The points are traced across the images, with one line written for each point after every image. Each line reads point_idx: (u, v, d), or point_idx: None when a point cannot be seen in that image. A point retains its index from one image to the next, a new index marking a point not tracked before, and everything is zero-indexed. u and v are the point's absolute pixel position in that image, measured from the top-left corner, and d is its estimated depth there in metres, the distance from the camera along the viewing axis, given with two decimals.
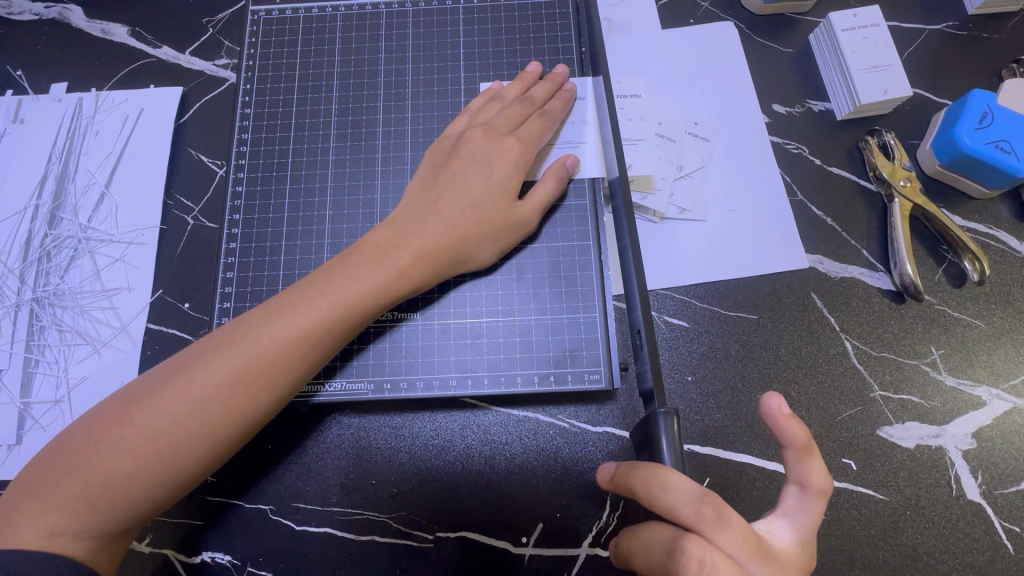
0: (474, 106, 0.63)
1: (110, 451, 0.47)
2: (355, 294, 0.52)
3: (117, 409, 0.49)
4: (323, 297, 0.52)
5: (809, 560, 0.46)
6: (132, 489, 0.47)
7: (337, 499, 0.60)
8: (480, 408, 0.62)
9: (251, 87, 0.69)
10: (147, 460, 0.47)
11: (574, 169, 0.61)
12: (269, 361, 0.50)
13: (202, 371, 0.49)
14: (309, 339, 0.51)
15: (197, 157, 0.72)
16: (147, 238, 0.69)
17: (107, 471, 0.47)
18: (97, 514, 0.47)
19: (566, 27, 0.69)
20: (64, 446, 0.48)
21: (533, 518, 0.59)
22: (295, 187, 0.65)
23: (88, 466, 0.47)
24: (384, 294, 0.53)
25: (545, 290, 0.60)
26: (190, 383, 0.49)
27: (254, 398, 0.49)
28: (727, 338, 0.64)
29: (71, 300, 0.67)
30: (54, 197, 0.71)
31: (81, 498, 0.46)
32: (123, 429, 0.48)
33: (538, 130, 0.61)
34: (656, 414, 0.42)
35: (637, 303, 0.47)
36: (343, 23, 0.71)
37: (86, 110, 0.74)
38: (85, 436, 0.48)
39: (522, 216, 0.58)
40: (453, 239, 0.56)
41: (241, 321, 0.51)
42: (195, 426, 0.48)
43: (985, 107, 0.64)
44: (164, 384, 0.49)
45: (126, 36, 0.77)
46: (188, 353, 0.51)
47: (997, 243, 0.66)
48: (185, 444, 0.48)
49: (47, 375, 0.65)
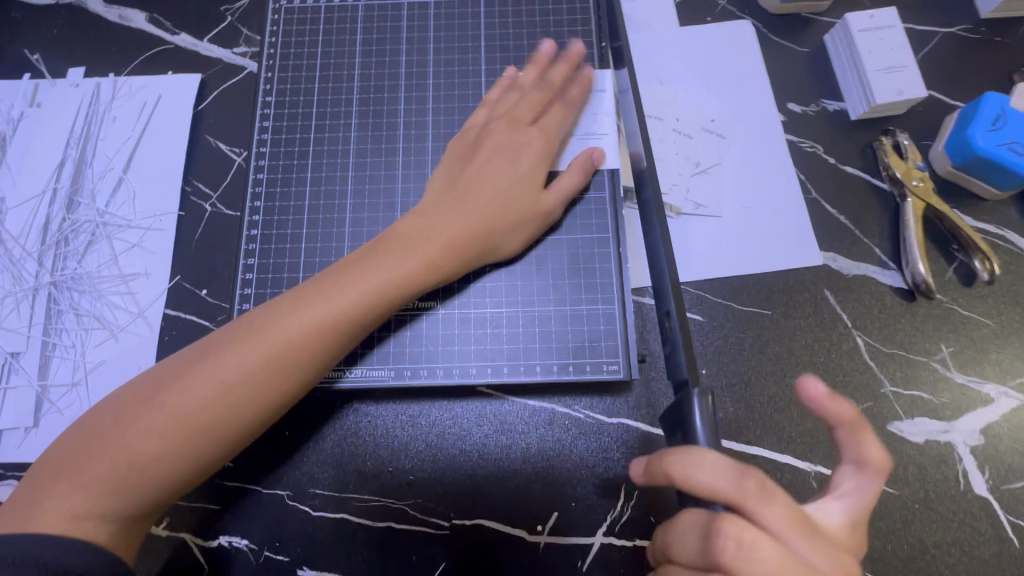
0: (498, 99, 0.64)
1: (138, 434, 0.47)
2: (382, 282, 0.53)
3: (145, 393, 0.49)
4: (350, 286, 0.52)
5: (858, 542, 0.46)
6: (159, 472, 0.47)
7: (354, 485, 0.61)
8: (497, 398, 0.63)
9: (272, 75, 0.69)
10: (175, 443, 0.48)
11: (598, 161, 0.62)
12: (296, 347, 0.50)
13: (229, 357, 0.49)
14: (336, 327, 0.51)
15: (216, 144, 0.72)
16: (165, 225, 0.69)
17: (135, 454, 0.47)
18: (122, 497, 0.47)
19: (587, 21, 0.70)
20: (91, 427, 0.49)
21: (548, 507, 0.60)
22: (316, 176, 0.65)
23: (116, 448, 0.47)
24: (410, 284, 0.54)
25: (565, 281, 0.61)
26: (218, 368, 0.49)
27: (280, 384, 0.50)
28: (741, 332, 0.65)
29: (88, 284, 0.67)
30: (71, 181, 0.71)
31: (108, 480, 0.47)
32: (151, 412, 0.48)
33: (559, 123, 0.62)
34: (689, 393, 0.45)
35: (668, 292, 0.49)
36: (365, 13, 0.71)
37: (104, 95, 0.74)
38: (112, 418, 0.48)
39: (546, 207, 0.59)
40: (480, 229, 0.56)
41: (268, 307, 0.52)
42: (222, 410, 0.48)
43: (999, 110, 0.65)
44: (191, 368, 0.49)
45: (144, 22, 0.77)
46: (215, 338, 0.51)
47: (1006, 243, 0.67)
48: (212, 428, 0.48)
49: (65, 358, 0.65)
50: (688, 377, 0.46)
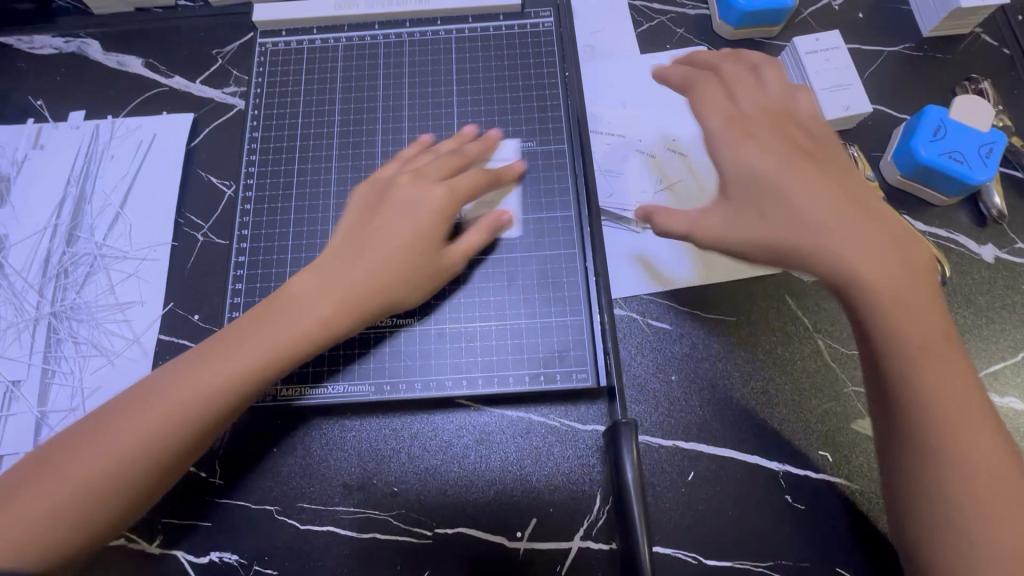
0: (408, 157, 0.66)
1: (78, 466, 0.49)
2: (307, 331, 0.55)
3: (82, 431, 0.50)
4: (278, 334, 0.55)
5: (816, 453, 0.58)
6: (94, 507, 0.49)
7: (340, 498, 0.63)
8: (475, 409, 0.66)
9: (258, 112, 0.74)
10: (108, 480, 0.49)
11: (505, 223, 0.65)
12: (223, 388, 0.52)
13: (172, 388, 0.52)
14: (256, 371, 0.54)
15: (207, 178, 0.77)
16: (159, 255, 0.73)
17: (77, 483, 0.48)
18: (64, 524, 0.48)
19: (551, 53, 0.75)
20: (32, 463, 0.50)
21: (527, 514, 0.62)
22: (300, 204, 0.70)
23: (53, 483, 0.48)
24: (329, 333, 0.56)
25: (535, 295, 0.64)
26: (153, 406, 0.51)
27: (222, 409, 0.53)
28: (707, 339, 0.68)
29: (86, 314, 0.71)
30: (71, 217, 0.75)
31: (57, 508, 0.48)
32: (87, 450, 0.49)
33: (469, 181, 0.63)
34: (622, 424, 0.57)
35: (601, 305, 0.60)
36: (345, 53, 0.76)
37: (102, 135, 0.79)
38: (53, 453, 0.50)
39: (444, 266, 0.61)
40: (385, 287, 0.57)
41: (210, 341, 0.55)
42: (155, 448, 0.50)
43: (939, 122, 0.69)
44: (139, 402, 0.52)
45: (141, 67, 0.82)
46: (150, 378, 0.53)
47: (957, 246, 0.70)
48: (145, 465, 0.50)
49: (63, 385, 0.68)
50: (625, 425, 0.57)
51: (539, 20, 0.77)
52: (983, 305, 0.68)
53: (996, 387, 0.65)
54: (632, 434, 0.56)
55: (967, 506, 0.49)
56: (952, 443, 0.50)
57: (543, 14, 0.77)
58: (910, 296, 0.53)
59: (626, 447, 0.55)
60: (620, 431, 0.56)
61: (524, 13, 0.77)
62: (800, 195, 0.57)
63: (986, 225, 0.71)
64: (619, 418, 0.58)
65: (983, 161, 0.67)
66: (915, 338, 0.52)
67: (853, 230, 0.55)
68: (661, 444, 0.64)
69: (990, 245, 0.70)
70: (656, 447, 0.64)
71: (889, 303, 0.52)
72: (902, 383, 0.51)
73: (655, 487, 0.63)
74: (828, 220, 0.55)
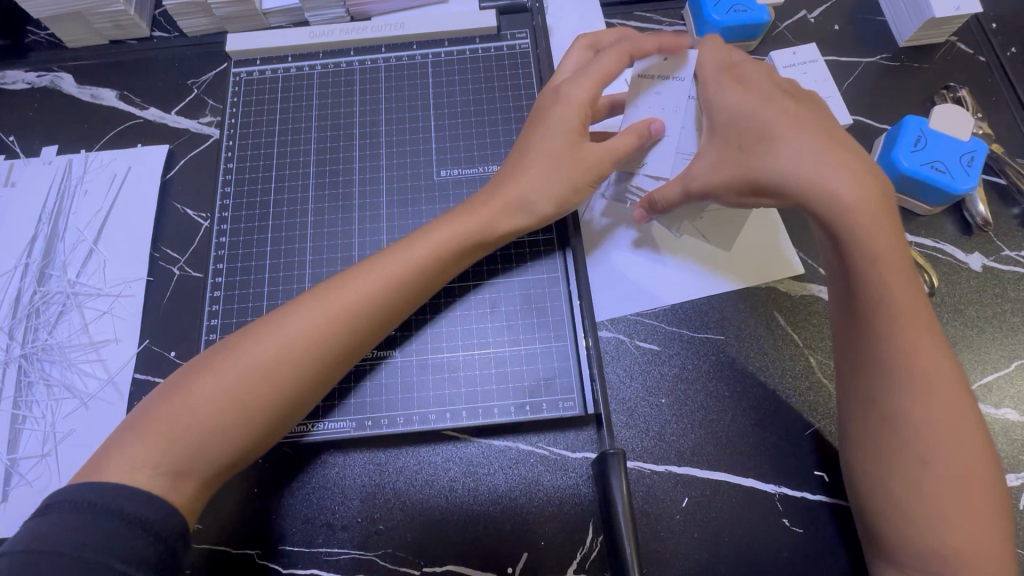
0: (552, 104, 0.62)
1: (199, 398, 0.50)
2: (359, 287, 0.55)
3: (205, 362, 0.52)
4: (367, 275, 0.56)
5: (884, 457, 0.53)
6: (223, 430, 0.50)
7: (324, 539, 0.61)
8: (462, 440, 0.64)
9: (233, 142, 0.73)
10: (247, 399, 0.51)
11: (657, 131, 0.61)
12: (353, 313, 0.55)
13: (263, 346, 0.52)
14: (373, 305, 0.55)
15: (183, 211, 0.75)
16: (134, 290, 0.71)
17: (200, 416, 0.50)
18: (182, 446, 0.49)
19: (528, 75, 0.75)
20: (160, 409, 0.50)
21: (517, 549, 0.60)
22: (276, 236, 0.68)
23: (184, 414, 0.50)
24: (401, 273, 0.57)
25: (518, 320, 0.64)
26: (265, 331, 0.53)
27: (364, 325, 0.55)
28: (698, 359, 0.67)
29: (59, 354, 0.69)
30: (43, 255, 0.73)
31: (224, 418, 0.50)
32: (208, 376, 0.51)
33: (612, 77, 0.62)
34: (611, 454, 0.56)
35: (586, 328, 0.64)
36: (320, 80, 0.75)
37: (76, 170, 0.77)
38: (169, 396, 0.51)
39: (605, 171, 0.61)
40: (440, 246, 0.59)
41: (328, 293, 0.55)
42: (302, 360, 0.52)
43: (919, 132, 0.69)
44: (252, 333, 0.53)
45: (115, 100, 0.81)
46: (255, 320, 0.55)
47: (944, 256, 0.70)
48: (296, 380, 0.52)
49: (34, 430, 0.66)
50: (614, 455, 0.55)
51: (515, 41, 0.77)
52: (973, 315, 0.67)
53: (991, 398, 0.64)
54: (619, 464, 0.55)
55: (938, 528, 0.50)
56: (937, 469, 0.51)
57: (520, 36, 0.77)
58: (923, 331, 0.53)
59: (613, 478, 0.54)
60: (608, 462, 0.55)
61: (501, 34, 0.77)
62: (841, 188, 0.54)
63: (972, 233, 0.71)
64: (609, 448, 0.57)
65: (965, 170, 0.67)
66: (934, 369, 0.52)
67: (896, 245, 0.54)
68: (653, 470, 0.62)
69: (977, 254, 0.70)
70: (649, 473, 0.62)
71: (917, 329, 0.53)
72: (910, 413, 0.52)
73: (649, 515, 0.61)
74: (867, 233, 0.54)
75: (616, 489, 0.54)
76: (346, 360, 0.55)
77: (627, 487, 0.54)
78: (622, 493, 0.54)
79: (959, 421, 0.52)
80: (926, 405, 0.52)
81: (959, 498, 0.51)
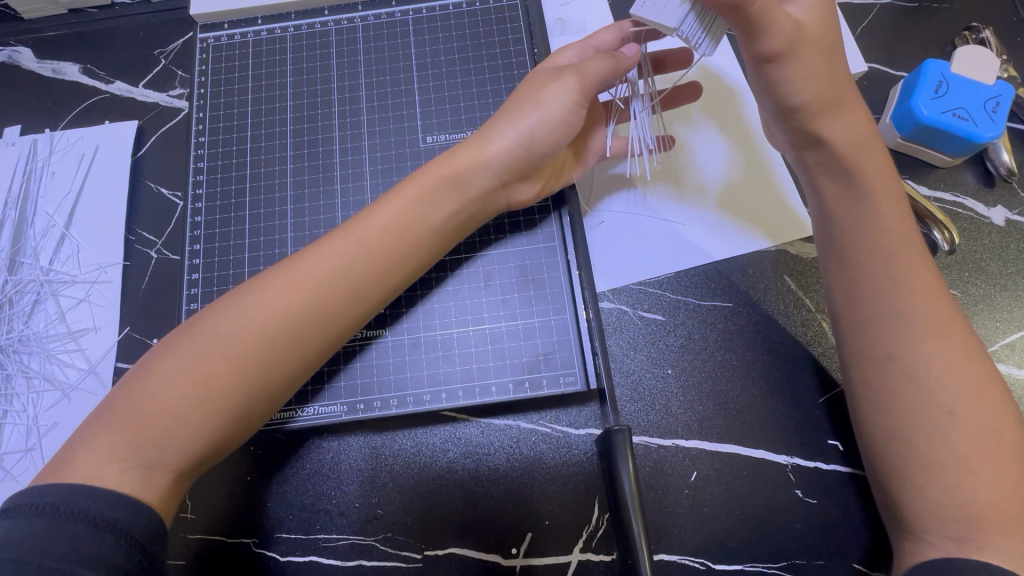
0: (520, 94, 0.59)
1: (164, 386, 0.47)
2: (333, 268, 0.53)
3: (171, 347, 0.50)
4: (340, 255, 0.53)
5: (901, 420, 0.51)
6: (192, 422, 0.47)
7: (321, 526, 0.59)
8: (461, 420, 0.61)
9: (203, 115, 0.68)
10: (217, 388, 0.48)
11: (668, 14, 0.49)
12: (331, 298, 0.52)
13: (225, 323, 0.50)
14: (351, 289, 0.53)
15: (157, 190, 0.71)
16: (110, 276, 0.68)
17: (167, 407, 0.47)
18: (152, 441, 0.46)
19: (517, 30, 0.69)
20: (126, 398, 0.48)
21: (521, 529, 0.58)
22: (255, 212, 0.64)
23: (151, 406, 0.47)
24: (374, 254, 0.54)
25: (514, 294, 0.61)
26: (234, 314, 0.50)
27: (342, 309, 0.53)
28: (704, 327, 0.63)
29: (37, 345, 0.66)
30: (13, 243, 0.70)
31: (192, 409, 0.47)
32: (176, 360, 0.48)
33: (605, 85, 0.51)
34: (615, 430, 0.53)
35: (587, 303, 0.60)
36: (293, 44, 0.70)
37: (41, 151, 0.73)
38: (135, 384, 0.48)
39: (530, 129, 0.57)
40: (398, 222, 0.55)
41: (291, 260, 0.53)
42: (275, 346, 0.50)
43: (940, 76, 0.63)
44: (217, 317, 0.50)
45: (78, 74, 0.76)
46: (223, 299, 0.52)
47: (964, 210, 0.66)
48: (272, 369, 0.50)
49: (16, 425, 0.63)
50: (622, 434, 0.52)
51: None
52: (995, 272, 0.64)
53: (1015, 358, 0.61)
54: (626, 441, 0.53)
55: (957, 501, 0.48)
56: (958, 436, 0.49)
57: None
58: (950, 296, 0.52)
59: (619, 456, 0.52)
60: (612, 440, 0.53)
61: None
62: None
63: (995, 185, 0.66)
64: (613, 424, 0.55)
65: (989, 116, 0.62)
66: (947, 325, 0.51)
67: None
68: (659, 444, 0.60)
69: (999, 207, 0.66)
70: (655, 448, 0.60)
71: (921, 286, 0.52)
72: (920, 372, 0.51)
73: (656, 490, 0.59)
74: None
75: (623, 468, 0.51)
76: (316, 322, 0.51)
77: (634, 463, 0.52)
78: (628, 472, 0.51)
79: (978, 382, 0.50)
80: (944, 365, 0.50)
81: (977, 469, 0.48)
